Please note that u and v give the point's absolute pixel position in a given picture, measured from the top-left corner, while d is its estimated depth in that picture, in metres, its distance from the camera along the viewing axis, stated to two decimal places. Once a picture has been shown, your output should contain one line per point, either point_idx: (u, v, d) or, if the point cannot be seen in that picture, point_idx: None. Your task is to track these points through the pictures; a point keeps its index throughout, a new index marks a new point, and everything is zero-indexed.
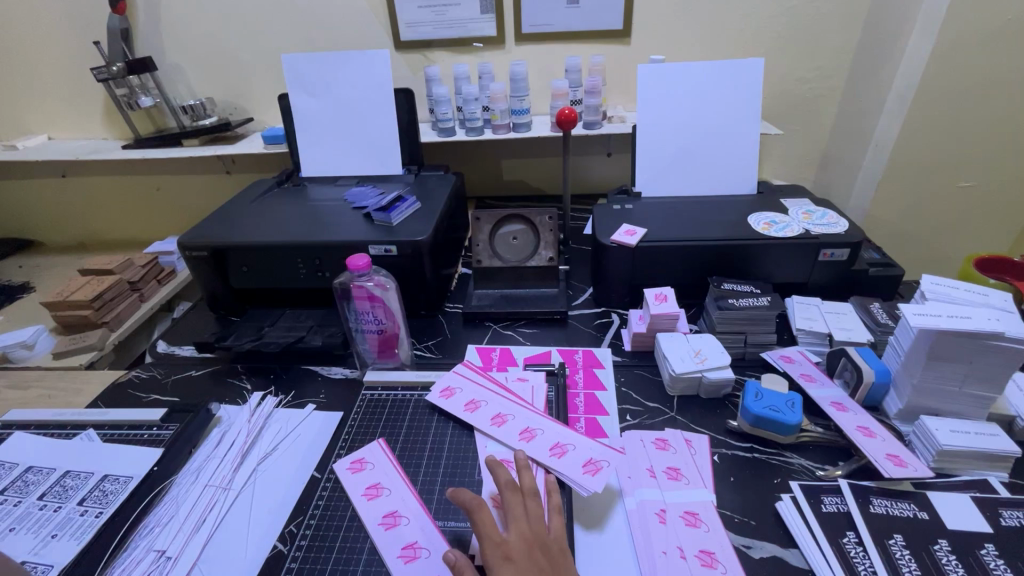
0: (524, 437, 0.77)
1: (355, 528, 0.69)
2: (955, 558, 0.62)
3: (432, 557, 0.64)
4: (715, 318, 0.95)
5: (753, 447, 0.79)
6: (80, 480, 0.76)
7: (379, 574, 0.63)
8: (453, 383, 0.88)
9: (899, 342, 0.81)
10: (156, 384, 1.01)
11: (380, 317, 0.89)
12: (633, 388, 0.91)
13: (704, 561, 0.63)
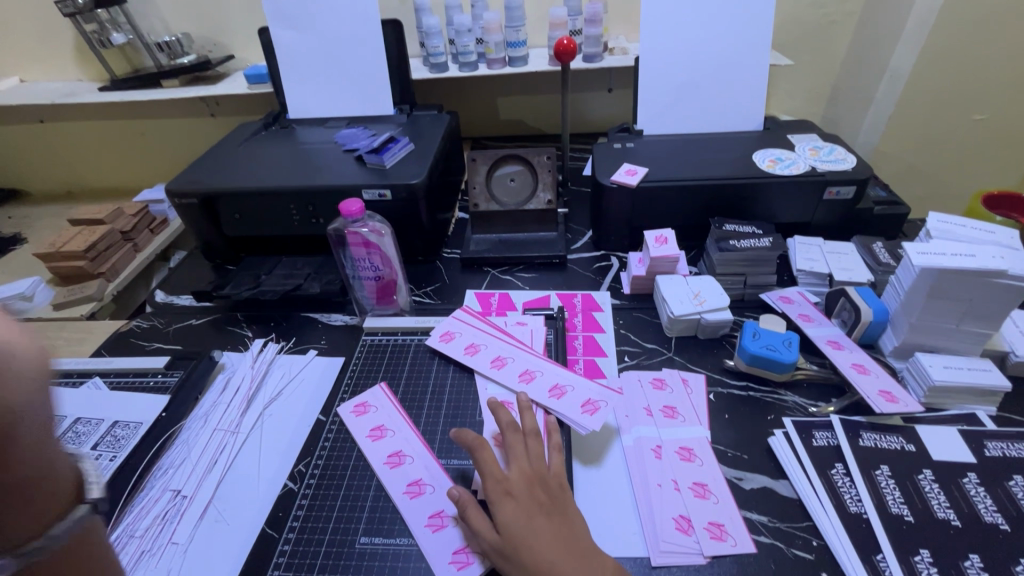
0: (525, 379, 0.78)
1: (361, 467, 0.71)
2: (937, 487, 0.64)
3: (436, 492, 0.66)
4: (716, 260, 0.94)
5: (748, 385, 0.81)
6: (90, 427, 0.78)
7: (385, 508, 0.66)
8: (454, 328, 0.88)
9: (900, 281, 0.80)
10: (158, 333, 1.02)
11: (376, 264, 0.88)
12: (632, 330, 0.92)
13: (697, 493, 0.66)
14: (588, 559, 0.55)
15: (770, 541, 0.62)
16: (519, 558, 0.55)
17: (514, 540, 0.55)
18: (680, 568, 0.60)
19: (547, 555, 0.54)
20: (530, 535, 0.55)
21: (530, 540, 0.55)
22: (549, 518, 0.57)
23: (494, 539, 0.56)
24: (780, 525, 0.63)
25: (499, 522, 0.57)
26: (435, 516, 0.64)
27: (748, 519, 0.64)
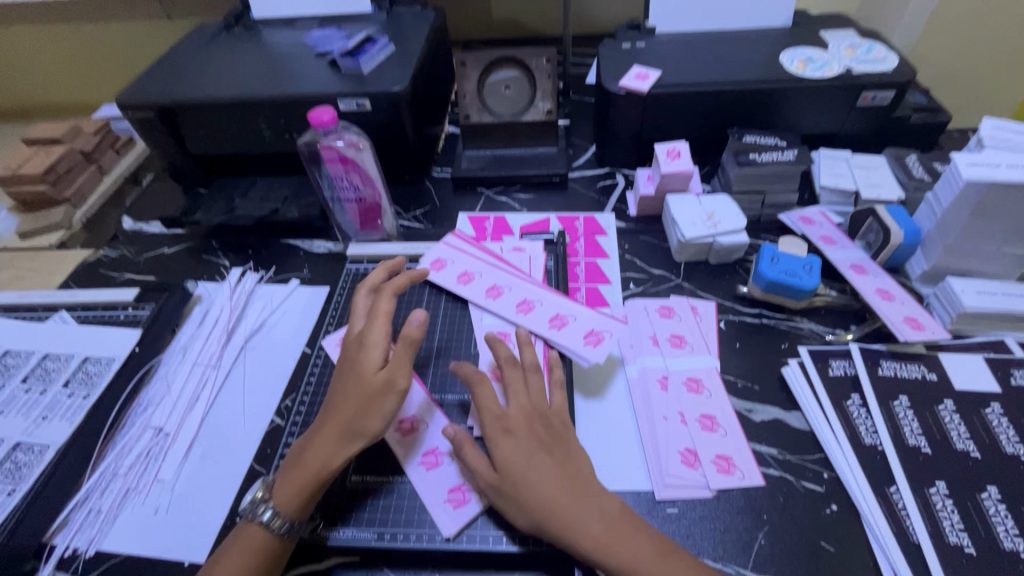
0: (523, 309, 0.72)
1: None
2: (958, 417, 0.61)
3: (431, 429, 0.62)
4: (733, 177, 0.85)
5: (762, 313, 0.75)
6: (62, 363, 0.73)
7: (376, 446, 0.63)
8: (445, 255, 0.81)
9: (938, 197, 0.73)
10: (129, 263, 0.95)
11: (355, 183, 0.79)
12: (638, 256, 0.85)
13: (705, 425, 0.63)
14: (591, 496, 0.52)
15: (780, 473, 0.60)
16: (519, 497, 0.52)
17: (513, 478, 0.52)
18: (685, 501, 0.58)
19: (548, 494, 0.51)
20: (530, 474, 0.52)
21: (530, 478, 0.52)
22: (551, 455, 0.54)
23: (492, 477, 0.54)
24: (790, 457, 0.61)
25: (497, 460, 0.54)
26: (430, 453, 0.60)
27: (757, 452, 0.61)
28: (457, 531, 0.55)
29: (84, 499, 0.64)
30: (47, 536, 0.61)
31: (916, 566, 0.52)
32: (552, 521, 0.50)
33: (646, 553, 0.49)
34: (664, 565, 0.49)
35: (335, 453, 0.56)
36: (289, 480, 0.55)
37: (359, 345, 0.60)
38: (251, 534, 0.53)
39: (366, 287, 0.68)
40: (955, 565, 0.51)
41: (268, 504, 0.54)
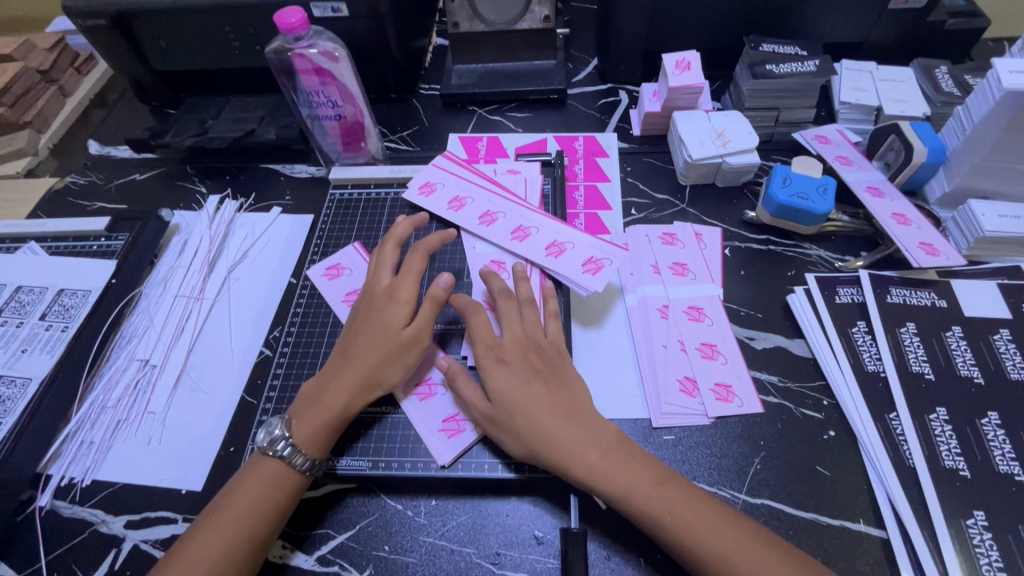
0: (518, 236, 0.68)
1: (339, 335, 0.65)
2: (965, 344, 0.59)
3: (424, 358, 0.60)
4: (746, 91, 0.78)
5: (769, 239, 0.72)
6: (36, 296, 0.70)
7: None
8: (434, 179, 0.76)
9: (969, 111, 0.67)
10: (99, 191, 0.89)
11: (334, 98, 0.72)
12: (640, 179, 0.80)
13: (705, 354, 0.61)
14: (587, 423, 0.51)
15: (778, 401, 0.59)
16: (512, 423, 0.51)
17: (507, 406, 0.51)
18: (682, 428, 0.58)
19: (543, 421, 0.50)
20: (524, 401, 0.51)
21: (524, 406, 0.51)
22: (546, 384, 0.53)
23: (486, 406, 0.52)
24: (790, 385, 0.60)
25: (491, 389, 0.52)
26: (423, 384, 0.59)
27: (757, 380, 0.61)
28: (452, 459, 0.55)
29: (75, 430, 0.63)
30: (41, 466, 0.61)
31: (909, 488, 0.52)
32: (547, 447, 0.49)
33: (642, 479, 0.48)
34: (660, 490, 0.47)
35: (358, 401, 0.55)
36: (308, 420, 0.53)
37: (388, 298, 0.58)
38: (267, 468, 0.51)
39: (393, 237, 0.63)
40: (949, 487, 0.51)
41: (284, 438, 0.52)
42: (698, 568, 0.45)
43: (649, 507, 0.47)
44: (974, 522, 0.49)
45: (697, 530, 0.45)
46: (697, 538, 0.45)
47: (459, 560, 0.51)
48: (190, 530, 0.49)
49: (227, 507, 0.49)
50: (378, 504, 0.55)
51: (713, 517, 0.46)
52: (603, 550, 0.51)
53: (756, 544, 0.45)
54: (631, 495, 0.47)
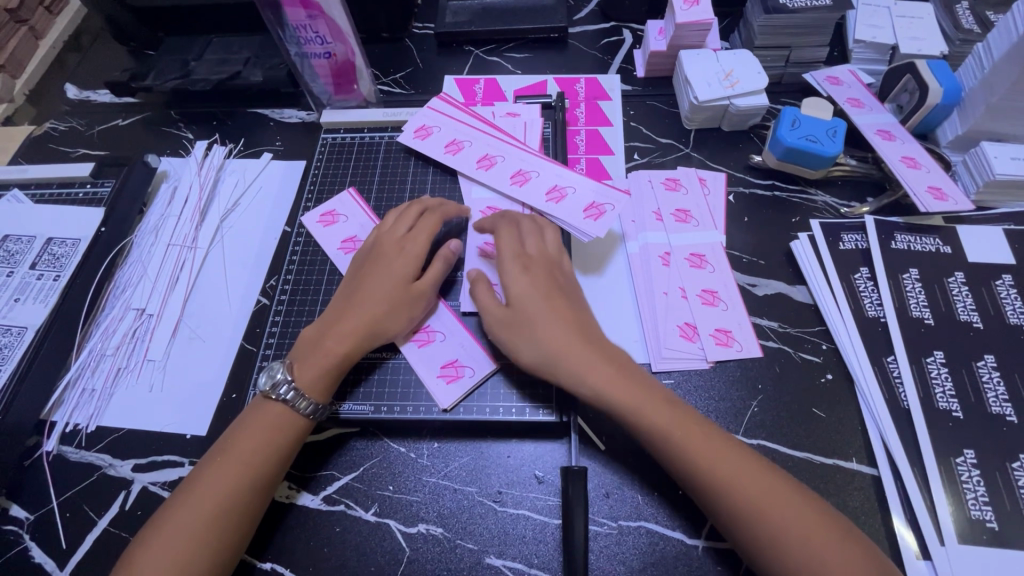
0: (518, 181, 0.66)
1: (337, 283, 0.64)
2: (966, 290, 0.59)
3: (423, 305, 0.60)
4: (757, 27, 0.74)
5: (774, 185, 0.70)
6: (25, 245, 0.68)
7: None
8: (430, 121, 0.73)
9: (989, 47, 0.64)
10: (81, 136, 0.85)
11: (323, 33, 0.68)
12: (644, 123, 0.77)
13: (706, 300, 0.61)
14: (599, 341, 0.53)
15: (778, 346, 0.59)
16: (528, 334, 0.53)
17: (524, 313, 0.53)
18: (681, 373, 0.58)
19: (559, 329, 0.52)
20: (542, 310, 0.53)
21: (541, 315, 0.53)
22: (563, 299, 0.55)
23: (504, 313, 0.54)
24: (789, 330, 0.60)
25: (511, 295, 0.54)
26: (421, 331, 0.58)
27: (757, 326, 0.61)
28: (453, 404, 0.55)
29: (75, 378, 0.63)
30: (44, 413, 0.61)
31: (902, 428, 0.53)
32: (560, 354, 0.51)
33: (647, 399, 0.49)
34: (665, 409, 0.49)
35: (362, 348, 0.55)
36: (312, 363, 0.53)
37: (399, 250, 0.58)
38: (270, 413, 0.51)
39: (418, 203, 0.62)
40: (941, 427, 0.52)
41: (286, 379, 0.52)
42: (698, 485, 0.46)
43: (655, 423, 0.48)
44: (964, 460, 0.51)
45: (702, 452, 0.46)
46: (699, 457, 0.46)
47: (462, 499, 0.53)
48: (195, 472, 0.49)
49: (231, 451, 0.49)
50: (381, 447, 0.56)
51: (717, 438, 0.47)
52: (602, 488, 0.53)
53: (755, 467, 0.46)
54: (637, 411, 0.49)
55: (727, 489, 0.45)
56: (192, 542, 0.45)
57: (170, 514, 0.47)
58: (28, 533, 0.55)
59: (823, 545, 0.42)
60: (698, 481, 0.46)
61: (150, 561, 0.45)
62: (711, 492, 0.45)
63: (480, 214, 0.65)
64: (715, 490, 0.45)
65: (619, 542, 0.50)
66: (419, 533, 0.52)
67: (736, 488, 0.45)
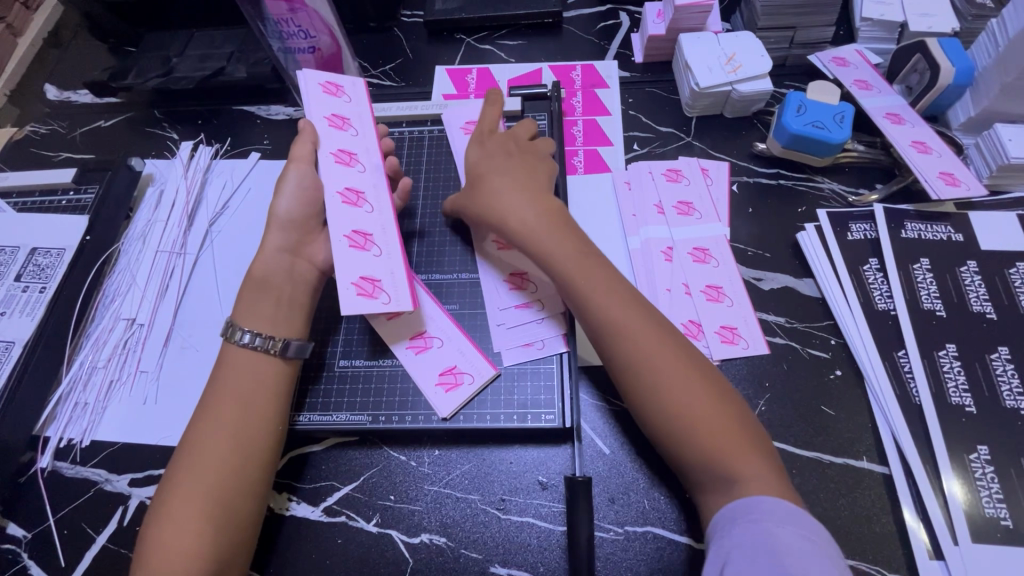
0: (346, 200, 0.52)
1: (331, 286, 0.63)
2: (979, 280, 0.57)
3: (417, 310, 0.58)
4: (760, 8, 0.70)
5: (780, 174, 0.68)
6: (9, 256, 0.66)
7: (365, 334, 0.59)
8: (349, 87, 0.58)
9: (1003, 23, 0.62)
10: (63, 140, 0.83)
11: (304, 27, 0.65)
12: (643, 112, 0.74)
13: (710, 296, 0.60)
14: (549, 208, 0.55)
15: (785, 342, 0.58)
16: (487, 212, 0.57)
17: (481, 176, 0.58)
18: None
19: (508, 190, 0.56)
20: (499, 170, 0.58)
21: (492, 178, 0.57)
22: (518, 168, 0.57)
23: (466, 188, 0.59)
24: (797, 326, 0.59)
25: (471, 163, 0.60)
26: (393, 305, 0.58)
27: (763, 321, 0.59)
28: (453, 411, 0.54)
29: (67, 392, 0.62)
30: (37, 429, 0.60)
31: (914, 425, 0.52)
32: (498, 202, 0.55)
33: (566, 249, 0.51)
34: (597, 274, 0.50)
35: (297, 279, 0.55)
36: (248, 299, 0.53)
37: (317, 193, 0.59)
38: (236, 364, 0.50)
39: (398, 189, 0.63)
40: (954, 424, 0.51)
41: (246, 328, 0.52)
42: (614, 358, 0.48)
43: (581, 286, 0.50)
44: (977, 457, 0.49)
45: (619, 325, 0.48)
46: (607, 309, 0.49)
47: (465, 507, 0.52)
48: (157, 509, 0.45)
49: (209, 415, 0.48)
50: (381, 455, 0.55)
51: (639, 319, 0.48)
52: (607, 493, 0.52)
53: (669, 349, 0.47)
54: (570, 273, 0.51)
55: (638, 372, 0.46)
56: (218, 506, 0.44)
57: (168, 501, 0.44)
58: (26, 552, 0.54)
59: (716, 416, 0.44)
60: (617, 347, 0.48)
61: (173, 543, 0.42)
62: (617, 348, 0.48)
63: (345, 238, 0.50)
64: (627, 363, 0.47)
65: (626, 548, 0.49)
66: (423, 543, 0.51)
67: (645, 369, 0.46)
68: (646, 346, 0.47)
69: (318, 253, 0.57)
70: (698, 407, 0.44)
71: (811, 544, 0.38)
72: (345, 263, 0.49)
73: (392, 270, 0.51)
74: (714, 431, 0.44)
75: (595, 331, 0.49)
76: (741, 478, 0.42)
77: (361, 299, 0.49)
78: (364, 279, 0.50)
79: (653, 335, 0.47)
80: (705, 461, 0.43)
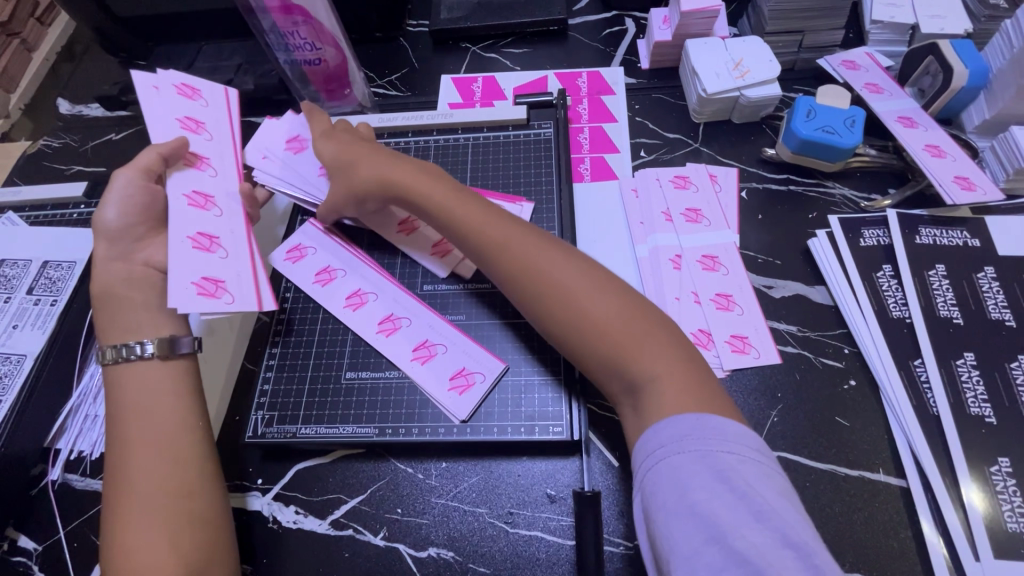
0: (191, 202, 0.56)
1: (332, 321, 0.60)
2: (997, 286, 0.56)
3: (380, 299, 0.60)
4: (767, 12, 0.70)
5: (789, 179, 0.67)
6: (21, 269, 0.66)
7: (370, 357, 0.58)
8: (207, 92, 0.63)
9: (1018, 23, 0.61)
10: (75, 153, 0.84)
11: (310, 39, 0.65)
12: (650, 118, 0.74)
13: (720, 305, 0.59)
14: (419, 166, 0.58)
15: (797, 351, 0.57)
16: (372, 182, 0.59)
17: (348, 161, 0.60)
18: None
19: (373, 162, 0.59)
20: (356, 151, 0.61)
21: (358, 160, 0.60)
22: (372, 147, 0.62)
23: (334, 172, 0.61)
24: (810, 334, 0.58)
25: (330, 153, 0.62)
26: (387, 320, 0.58)
27: (775, 330, 0.58)
28: (471, 412, 0.54)
29: (78, 404, 0.61)
30: (48, 441, 0.60)
31: (932, 437, 0.50)
32: (370, 174, 0.58)
33: (445, 191, 0.55)
34: (481, 212, 0.53)
35: (135, 281, 0.54)
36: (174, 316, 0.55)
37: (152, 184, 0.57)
38: (134, 380, 0.50)
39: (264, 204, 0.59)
40: (973, 435, 0.49)
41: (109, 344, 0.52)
42: (507, 274, 0.50)
43: (479, 237, 0.52)
44: (998, 469, 0.48)
45: (506, 241, 0.51)
46: (489, 229, 0.52)
47: (472, 520, 0.51)
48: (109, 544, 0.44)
49: (126, 427, 0.48)
50: (388, 468, 0.54)
51: (522, 234, 0.51)
52: (617, 507, 0.51)
53: (557, 254, 0.49)
54: (467, 225, 0.53)
55: (529, 280, 0.49)
56: (182, 483, 0.46)
57: (116, 507, 0.45)
58: (37, 564, 0.54)
59: (608, 310, 0.45)
60: (512, 266, 0.50)
61: (142, 529, 0.44)
62: (510, 260, 0.50)
63: (189, 240, 0.53)
64: (519, 276, 0.49)
65: (636, 564, 0.48)
66: (429, 557, 0.50)
67: (538, 273, 0.48)
68: (535, 255, 0.49)
69: (155, 255, 0.55)
70: (594, 304, 0.46)
71: (715, 465, 0.36)
72: (186, 262, 0.52)
73: (238, 272, 0.53)
74: (609, 323, 0.45)
75: (484, 250, 0.52)
76: (638, 362, 0.43)
77: (202, 299, 0.50)
78: (206, 279, 0.52)
79: (562, 264, 0.48)
80: (608, 357, 0.45)
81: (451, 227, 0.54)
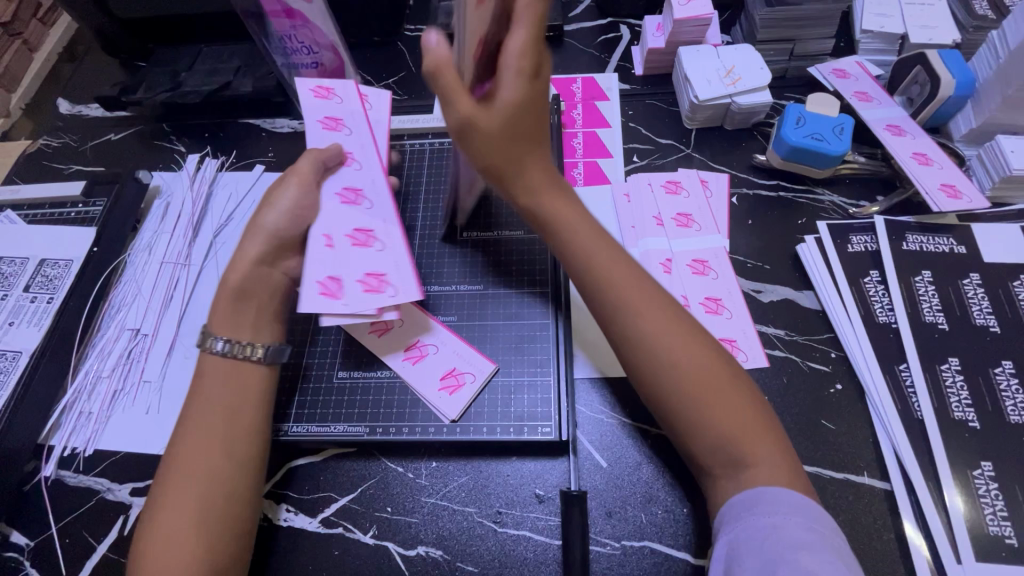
0: (345, 199, 0.57)
1: None
2: (982, 292, 0.57)
3: None
4: (759, 20, 0.71)
5: (779, 185, 0.68)
6: (18, 267, 0.67)
7: (363, 358, 0.58)
8: (341, 89, 0.62)
9: (1004, 34, 0.61)
10: (75, 152, 0.84)
11: (307, 43, 0.66)
12: (643, 124, 0.75)
13: (709, 308, 0.60)
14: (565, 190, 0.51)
15: (784, 355, 0.57)
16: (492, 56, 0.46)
17: (518, 124, 0.45)
18: None
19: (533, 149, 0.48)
20: (516, 120, 0.45)
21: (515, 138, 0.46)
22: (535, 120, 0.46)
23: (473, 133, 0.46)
24: (796, 338, 0.58)
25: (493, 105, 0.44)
26: (378, 320, 0.59)
27: (763, 333, 0.59)
28: (459, 413, 0.54)
29: (72, 402, 0.62)
30: (42, 438, 0.60)
31: (915, 441, 0.51)
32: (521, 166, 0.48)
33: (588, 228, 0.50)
34: (617, 265, 0.48)
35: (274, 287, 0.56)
36: (224, 311, 0.54)
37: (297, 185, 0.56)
38: (215, 373, 0.51)
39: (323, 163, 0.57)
40: (957, 440, 0.50)
41: (219, 335, 0.53)
42: (630, 345, 0.47)
43: (607, 282, 0.48)
44: (981, 473, 0.49)
45: (640, 310, 0.47)
46: (620, 291, 0.47)
47: (462, 520, 0.52)
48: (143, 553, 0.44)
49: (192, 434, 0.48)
50: (378, 467, 0.55)
51: (652, 300, 0.47)
52: (605, 507, 0.51)
53: (689, 332, 0.46)
54: (606, 273, 0.48)
55: (655, 360, 0.45)
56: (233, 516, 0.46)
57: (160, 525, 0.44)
58: (28, 560, 0.55)
59: (729, 405, 0.43)
60: (633, 338, 0.46)
61: (174, 524, 0.44)
62: (639, 335, 0.46)
63: (349, 238, 0.54)
64: (648, 354, 0.46)
65: (623, 563, 0.49)
66: (418, 556, 0.50)
67: (668, 355, 0.45)
68: (665, 329, 0.46)
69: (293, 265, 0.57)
70: (721, 400, 0.44)
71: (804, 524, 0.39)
72: (349, 260, 0.53)
73: (395, 262, 0.54)
74: (735, 422, 0.43)
75: (611, 316, 0.48)
76: (749, 461, 0.42)
77: (323, 297, 0.51)
78: (369, 275, 0.53)
79: (687, 343, 0.45)
80: (718, 448, 0.43)
81: (590, 283, 0.49)
